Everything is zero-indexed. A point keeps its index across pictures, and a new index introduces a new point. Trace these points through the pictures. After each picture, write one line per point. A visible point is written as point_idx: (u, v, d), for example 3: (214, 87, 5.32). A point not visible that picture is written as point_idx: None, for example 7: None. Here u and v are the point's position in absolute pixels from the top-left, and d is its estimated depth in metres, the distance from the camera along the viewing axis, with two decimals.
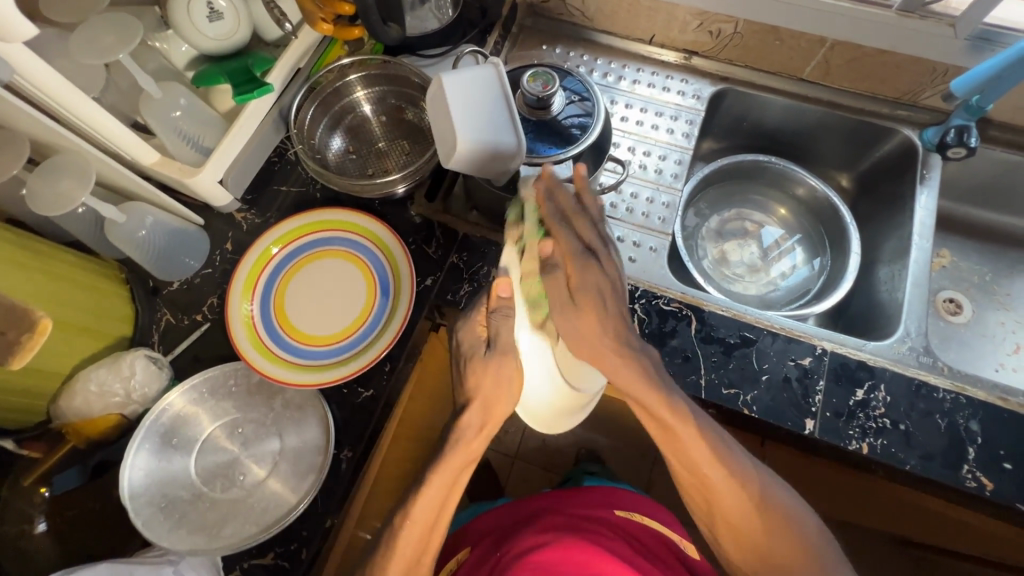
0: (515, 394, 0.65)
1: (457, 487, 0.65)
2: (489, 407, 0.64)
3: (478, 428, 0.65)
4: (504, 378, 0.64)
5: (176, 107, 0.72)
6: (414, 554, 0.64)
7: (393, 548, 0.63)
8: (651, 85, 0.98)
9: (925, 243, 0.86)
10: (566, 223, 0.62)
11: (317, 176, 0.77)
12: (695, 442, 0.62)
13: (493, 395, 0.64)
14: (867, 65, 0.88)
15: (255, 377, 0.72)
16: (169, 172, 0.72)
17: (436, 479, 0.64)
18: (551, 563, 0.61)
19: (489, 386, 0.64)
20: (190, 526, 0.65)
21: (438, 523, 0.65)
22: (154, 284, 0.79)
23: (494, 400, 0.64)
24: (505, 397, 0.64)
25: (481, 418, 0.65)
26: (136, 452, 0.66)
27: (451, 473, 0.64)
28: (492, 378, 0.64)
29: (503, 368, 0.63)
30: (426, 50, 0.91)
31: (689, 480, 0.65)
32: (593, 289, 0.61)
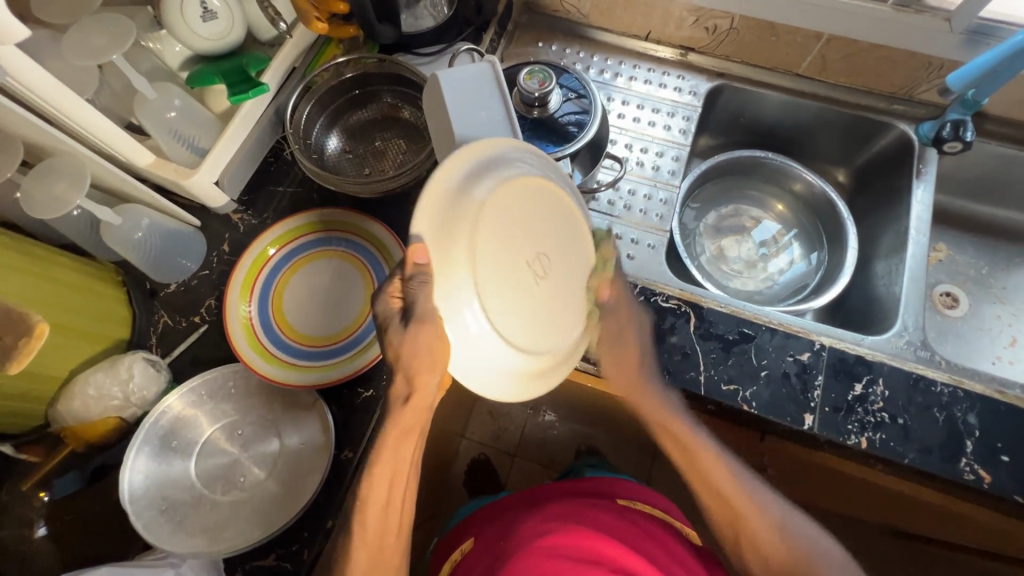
0: (443, 366, 0.57)
1: (403, 466, 0.64)
2: (413, 379, 0.59)
3: (406, 399, 0.62)
4: (421, 351, 0.56)
5: (171, 108, 0.72)
6: (376, 538, 0.63)
7: (355, 533, 0.63)
8: (648, 81, 0.98)
9: (922, 237, 0.86)
10: (612, 314, 0.69)
11: (314, 176, 0.77)
12: (701, 460, 0.71)
13: (417, 365, 0.58)
14: (864, 60, 0.88)
15: (254, 379, 0.72)
16: (165, 173, 0.71)
17: (381, 458, 0.63)
18: (557, 547, 0.62)
19: (411, 358, 0.57)
20: (191, 528, 0.64)
21: (394, 501, 0.64)
22: (151, 286, 0.79)
23: (418, 374, 0.59)
24: (430, 369, 0.58)
25: (406, 390, 0.62)
26: (136, 456, 0.65)
27: (394, 450, 0.63)
28: (415, 348, 0.56)
29: (420, 338, 0.55)
30: (422, 48, 0.90)
31: (718, 510, 0.71)
32: (625, 354, 0.71)
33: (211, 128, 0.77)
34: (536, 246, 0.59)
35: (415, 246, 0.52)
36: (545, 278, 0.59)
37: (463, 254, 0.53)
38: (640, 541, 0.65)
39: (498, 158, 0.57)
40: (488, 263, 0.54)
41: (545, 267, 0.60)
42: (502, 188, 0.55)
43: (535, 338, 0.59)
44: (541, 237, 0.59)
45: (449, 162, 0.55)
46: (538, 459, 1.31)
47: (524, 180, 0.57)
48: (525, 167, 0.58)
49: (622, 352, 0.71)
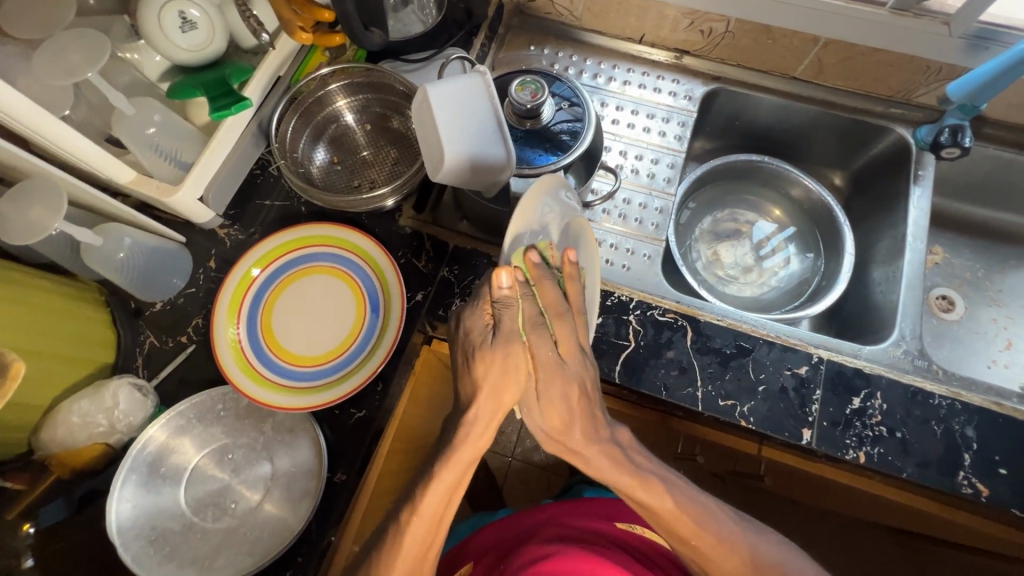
0: (522, 382, 0.59)
1: (462, 485, 0.61)
2: (499, 398, 0.59)
3: (484, 420, 0.60)
4: (512, 365, 0.58)
5: (150, 124, 0.69)
6: (421, 550, 0.60)
7: (398, 547, 0.59)
8: (642, 85, 0.96)
9: (919, 243, 0.86)
10: (546, 323, 0.56)
11: (301, 191, 0.75)
12: (659, 498, 0.61)
13: (503, 382, 0.59)
14: (861, 63, 0.86)
15: (244, 402, 0.70)
16: (147, 190, 0.69)
17: (445, 473, 0.59)
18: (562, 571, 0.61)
19: (495, 372, 0.58)
20: (181, 559, 0.63)
21: (445, 517, 0.61)
22: (136, 305, 0.76)
23: (501, 387, 0.59)
24: (511, 385, 0.59)
25: (488, 409, 0.60)
26: (123, 485, 0.64)
27: (459, 468, 0.59)
28: (498, 363, 0.58)
29: (512, 358, 0.58)
30: (411, 54, 0.88)
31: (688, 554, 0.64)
32: (560, 396, 0.57)
33: (194, 141, 0.74)
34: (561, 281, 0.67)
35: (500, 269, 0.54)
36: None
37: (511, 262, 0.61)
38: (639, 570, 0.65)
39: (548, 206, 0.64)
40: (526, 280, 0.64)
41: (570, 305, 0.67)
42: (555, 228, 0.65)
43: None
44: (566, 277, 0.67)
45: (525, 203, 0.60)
46: (535, 464, 1.31)
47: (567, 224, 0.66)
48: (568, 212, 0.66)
49: (550, 389, 0.57)
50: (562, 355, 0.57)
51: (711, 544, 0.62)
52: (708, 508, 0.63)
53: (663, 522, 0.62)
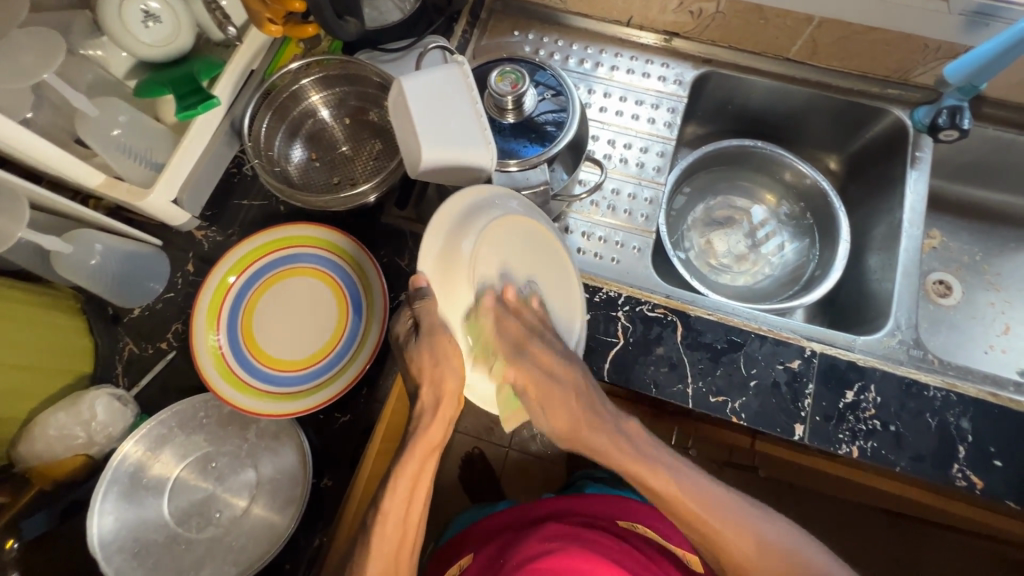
0: (457, 368, 0.62)
1: (424, 477, 0.63)
2: (441, 384, 0.62)
3: (433, 408, 0.63)
4: (444, 358, 0.61)
5: (115, 125, 0.67)
6: (395, 545, 0.61)
7: (369, 548, 0.60)
8: (630, 71, 0.93)
9: (915, 229, 0.84)
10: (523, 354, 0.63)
11: (278, 192, 0.72)
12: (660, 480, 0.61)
13: (439, 373, 0.62)
14: (855, 42, 0.83)
15: (226, 408, 0.69)
16: (116, 194, 0.66)
17: (403, 465, 0.62)
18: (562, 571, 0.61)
19: (427, 365, 0.62)
20: (167, 570, 0.63)
21: (412, 511, 0.61)
22: (114, 312, 0.75)
23: (440, 377, 0.62)
24: (448, 372, 0.62)
25: (434, 396, 0.63)
26: (104, 499, 0.63)
27: (417, 460, 0.62)
28: (428, 357, 0.62)
29: (438, 347, 0.61)
30: (389, 44, 0.84)
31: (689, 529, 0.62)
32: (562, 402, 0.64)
33: (164, 141, 0.71)
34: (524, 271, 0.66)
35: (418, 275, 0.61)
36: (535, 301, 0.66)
37: (462, 286, 0.62)
38: (640, 568, 0.64)
39: (495, 201, 0.64)
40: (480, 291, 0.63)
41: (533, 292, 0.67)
42: (487, 233, 0.62)
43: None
44: (527, 262, 0.66)
45: (445, 208, 0.62)
46: (532, 454, 1.30)
47: (509, 223, 0.64)
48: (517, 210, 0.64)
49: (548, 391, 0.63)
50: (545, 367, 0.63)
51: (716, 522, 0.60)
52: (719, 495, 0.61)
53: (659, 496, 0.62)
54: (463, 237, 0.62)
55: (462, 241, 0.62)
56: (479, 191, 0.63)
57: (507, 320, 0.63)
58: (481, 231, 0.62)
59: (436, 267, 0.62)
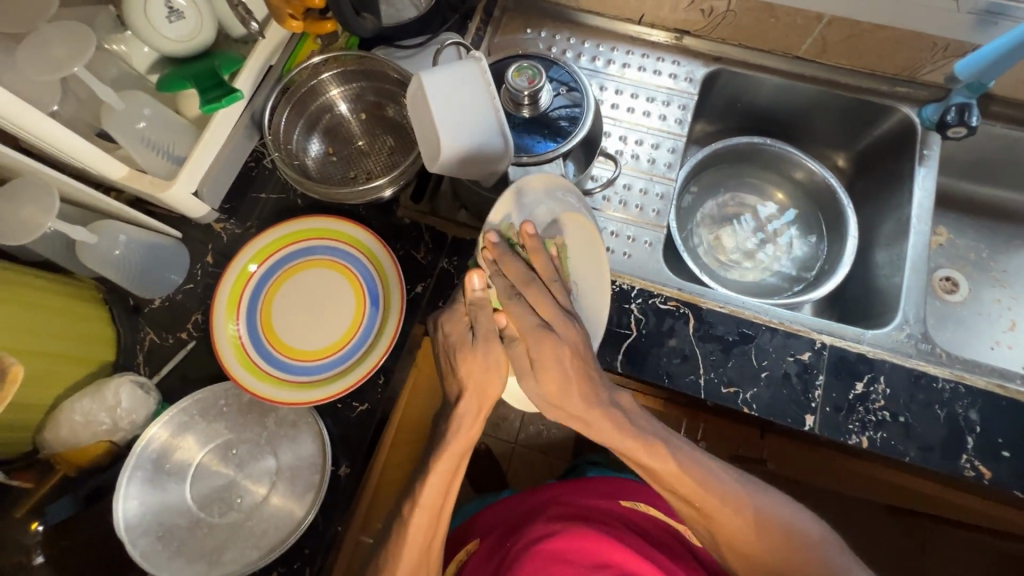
0: (504, 375, 0.63)
1: (460, 472, 0.64)
2: (484, 392, 0.63)
3: (475, 412, 0.64)
4: (492, 365, 0.63)
5: (141, 118, 0.68)
6: (425, 538, 0.63)
7: (405, 537, 0.63)
8: (641, 68, 0.94)
9: (924, 225, 0.85)
10: (518, 297, 0.60)
11: (298, 185, 0.74)
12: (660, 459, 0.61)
13: (484, 379, 0.63)
14: (865, 41, 0.84)
15: (246, 397, 0.70)
16: (139, 185, 0.68)
17: (440, 464, 0.63)
18: (565, 551, 0.62)
19: (477, 372, 0.63)
20: (189, 554, 0.64)
21: (445, 506, 0.64)
22: (135, 302, 0.76)
23: (484, 384, 0.63)
24: (495, 379, 0.63)
25: (477, 402, 0.64)
26: (128, 483, 0.65)
27: (453, 458, 0.63)
28: (479, 364, 0.63)
29: (491, 356, 0.62)
30: (405, 40, 0.86)
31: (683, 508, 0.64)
32: (553, 359, 0.59)
33: (186, 134, 0.73)
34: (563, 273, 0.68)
35: (473, 273, 0.59)
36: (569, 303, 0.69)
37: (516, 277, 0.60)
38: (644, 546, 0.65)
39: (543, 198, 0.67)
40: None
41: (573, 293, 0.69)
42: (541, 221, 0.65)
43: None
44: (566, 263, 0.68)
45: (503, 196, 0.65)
46: (539, 449, 1.31)
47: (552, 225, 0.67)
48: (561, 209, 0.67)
49: (544, 353, 0.59)
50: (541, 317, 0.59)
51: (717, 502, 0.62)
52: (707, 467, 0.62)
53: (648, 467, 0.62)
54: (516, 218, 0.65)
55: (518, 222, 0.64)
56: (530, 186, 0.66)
57: (512, 262, 0.60)
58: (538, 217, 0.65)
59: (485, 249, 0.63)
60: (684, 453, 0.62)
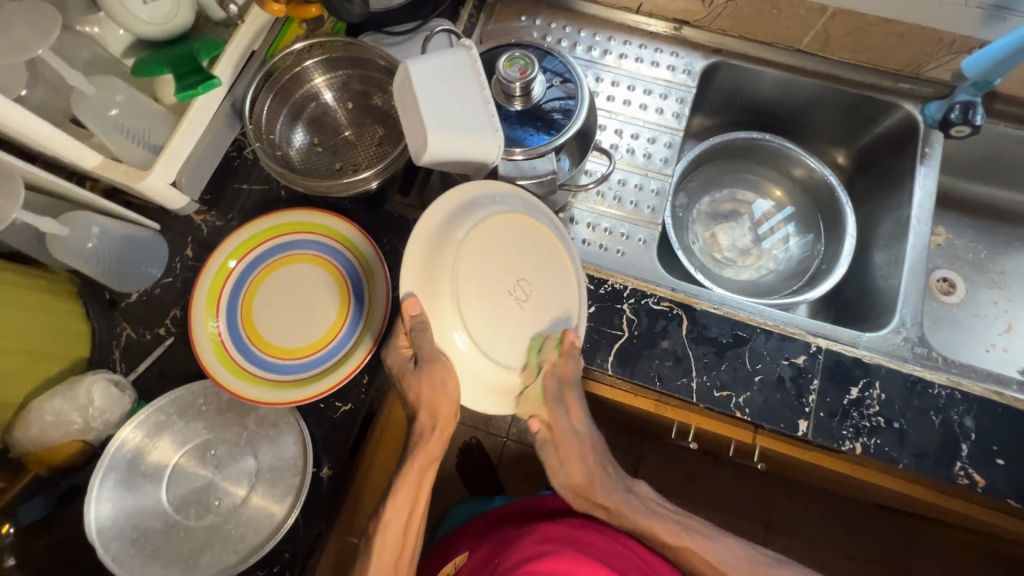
0: (455, 392, 0.61)
1: (422, 493, 0.66)
2: (436, 411, 0.63)
3: (432, 428, 0.64)
4: (438, 388, 0.61)
5: (113, 104, 0.65)
6: (393, 559, 0.64)
7: (370, 558, 0.63)
8: (639, 59, 0.91)
9: (923, 226, 0.83)
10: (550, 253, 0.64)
11: (279, 177, 0.71)
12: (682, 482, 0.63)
13: (434, 397, 0.62)
14: (869, 35, 0.81)
15: (226, 395, 0.68)
16: (115, 175, 0.65)
17: (402, 482, 0.65)
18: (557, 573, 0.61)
19: (427, 392, 0.62)
20: (165, 557, 0.62)
21: (411, 526, 0.65)
22: (109, 296, 0.73)
23: (436, 401, 0.62)
24: (445, 396, 0.61)
25: (431, 420, 0.64)
26: (101, 485, 0.63)
27: (415, 477, 0.65)
28: (428, 384, 0.61)
29: (436, 372, 0.60)
30: (394, 27, 0.83)
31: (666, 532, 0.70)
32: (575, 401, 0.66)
33: (162, 122, 0.70)
34: (516, 273, 0.62)
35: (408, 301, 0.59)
36: (526, 302, 0.62)
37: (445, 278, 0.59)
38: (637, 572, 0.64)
39: (495, 197, 0.63)
40: (470, 290, 0.60)
41: (527, 291, 0.62)
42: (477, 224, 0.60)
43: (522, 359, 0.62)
44: (519, 261, 0.62)
45: (433, 206, 0.61)
46: (530, 445, 1.30)
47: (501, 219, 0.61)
48: (504, 206, 0.62)
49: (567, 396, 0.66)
50: (572, 419, 0.68)
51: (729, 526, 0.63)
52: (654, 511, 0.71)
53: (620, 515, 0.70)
54: (456, 228, 0.60)
55: (456, 230, 0.60)
56: (473, 190, 0.63)
57: (568, 364, 0.63)
58: (476, 222, 0.60)
59: (421, 271, 0.60)
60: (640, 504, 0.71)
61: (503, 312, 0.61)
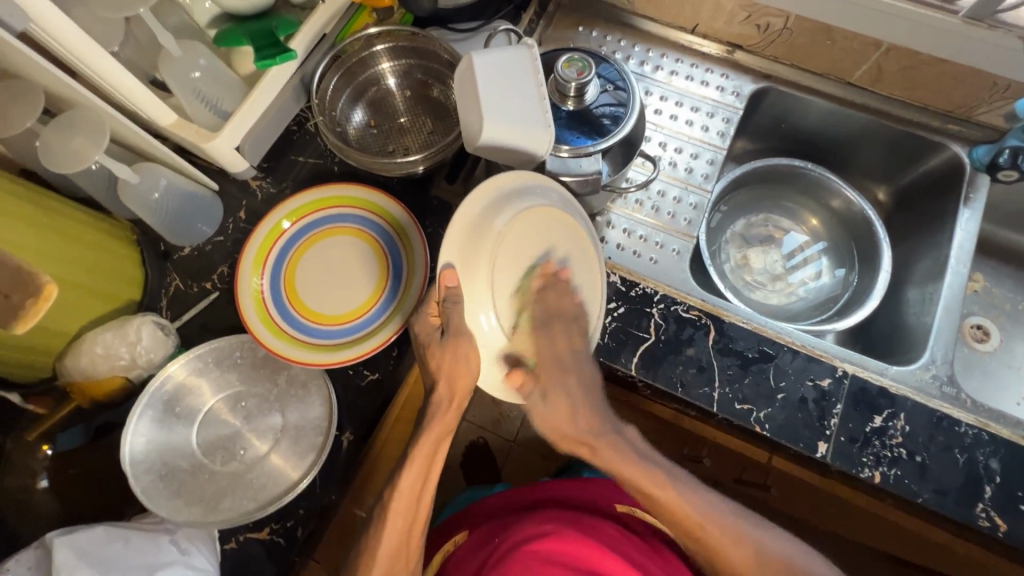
0: (476, 369, 0.65)
1: (436, 459, 0.68)
2: (454, 382, 0.65)
3: (448, 402, 0.67)
4: (462, 359, 0.64)
5: (196, 68, 0.69)
6: (404, 526, 0.65)
7: (383, 527, 0.64)
8: (689, 77, 0.94)
9: (962, 267, 0.82)
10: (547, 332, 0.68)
11: (336, 150, 0.75)
12: (660, 488, 0.65)
13: (456, 369, 0.65)
14: (923, 73, 0.82)
15: (261, 352, 0.71)
16: (186, 134, 0.69)
17: (415, 450, 0.66)
18: (559, 554, 0.64)
19: (449, 366, 0.65)
20: (189, 496, 0.65)
21: (422, 498, 0.66)
22: (165, 248, 0.78)
23: (455, 374, 0.65)
24: (467, 372, 0.65)
25: (448, 393, 0.67)
26: (139, 419, 0.66)
27: (430, 442, 0.67)
28: (449, 359, 0.64)
29: (460, 348, 0.64)
30: (459, 24, 0.87)
31: (685, 542, 0.65)
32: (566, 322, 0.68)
33: (236, 91, 0.75)
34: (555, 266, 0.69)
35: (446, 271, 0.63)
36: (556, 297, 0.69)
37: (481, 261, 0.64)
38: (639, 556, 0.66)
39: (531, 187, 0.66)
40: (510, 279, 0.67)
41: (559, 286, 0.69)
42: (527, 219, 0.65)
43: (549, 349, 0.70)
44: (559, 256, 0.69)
45: (471, 195, 0.64)
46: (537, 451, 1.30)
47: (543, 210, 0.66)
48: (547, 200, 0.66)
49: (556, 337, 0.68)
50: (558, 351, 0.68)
51: (718, 529, 0.63)
52: (737, 522, 0.64)
53: (665, 513, 0.65)
54: (499, 211, 0.64)
55: (498, 215, 0.64)
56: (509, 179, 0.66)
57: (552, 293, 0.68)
58: (516, 210, 0.64)
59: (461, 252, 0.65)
60: (699, 498, 0.65)
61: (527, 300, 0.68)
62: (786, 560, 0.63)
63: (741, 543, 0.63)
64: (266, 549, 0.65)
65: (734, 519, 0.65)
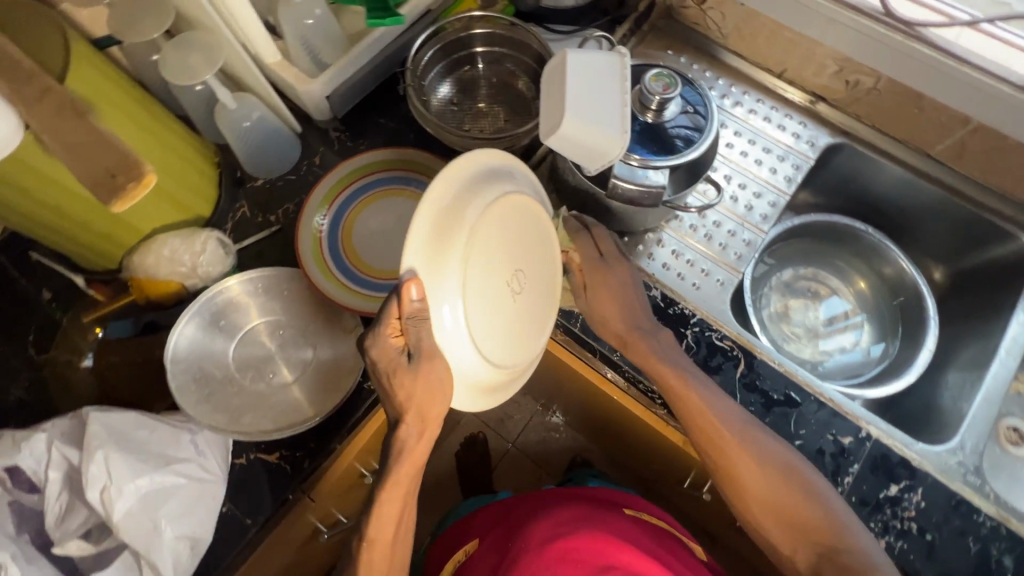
0: (448, 392, 0.59)
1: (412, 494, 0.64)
2: (425, 414, 0.59)
3: (417, 437, 0.61)
4: (435, 383, 0.58)
5: (311, 16, 0.73)
6: (389, 543, 0.63)
7: (368, 539, 0.62)
8: (766, 118, 0.94)
9: (1011, 359, 0.80)
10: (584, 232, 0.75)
11: (418, 116, 0.79)
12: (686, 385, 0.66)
13: (426, 397, 0.58)
14: (1007, 158, 0.81)
15: (308, 288, 0.74)
16: (285, 75, 0.75)
17: (388, 488, 0.62)
18: (576, 551, 0.63)
19: (419, 392, 0.57)
20: (215, 404, 0.68)
21: (404, 519, 0.64)
22: (240, 176, 0.82)
23: (425, 405, 0.58)
24: (438, 396, 0.58)
25: (418, 427, 0.60)
26: (187, 322, 0.70)
27: (401, 484, 0.62)
28: (422, 384, 0.57)
29: (432, 372, 0.57)
30: (556, 26, 0.90)
31: (702, 443, 0.66)
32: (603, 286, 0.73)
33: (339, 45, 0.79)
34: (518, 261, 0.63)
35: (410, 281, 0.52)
36: (520, 294, 0.64)
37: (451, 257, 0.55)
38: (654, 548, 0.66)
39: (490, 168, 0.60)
40: (476, 280, 0.58)
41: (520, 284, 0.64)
42: (486, 206, 0.58)
43: (511, 357, 0.65)
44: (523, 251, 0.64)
45: (442, 178, 0.55)
46: (531, 458, 1.29)
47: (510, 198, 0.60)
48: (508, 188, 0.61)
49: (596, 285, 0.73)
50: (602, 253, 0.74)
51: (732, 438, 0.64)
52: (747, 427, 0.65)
53: (688, 413, 0.66)
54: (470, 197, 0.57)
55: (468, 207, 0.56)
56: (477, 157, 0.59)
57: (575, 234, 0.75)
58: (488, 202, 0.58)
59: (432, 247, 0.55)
60: (723, 409, 0.66)
61: (497, 301, 0.61)
62: (801, 470, 0.64)
63: (757, 458, 0.64)
64: (271, 472, 0.68)
65: (743, 421, 0.66)
